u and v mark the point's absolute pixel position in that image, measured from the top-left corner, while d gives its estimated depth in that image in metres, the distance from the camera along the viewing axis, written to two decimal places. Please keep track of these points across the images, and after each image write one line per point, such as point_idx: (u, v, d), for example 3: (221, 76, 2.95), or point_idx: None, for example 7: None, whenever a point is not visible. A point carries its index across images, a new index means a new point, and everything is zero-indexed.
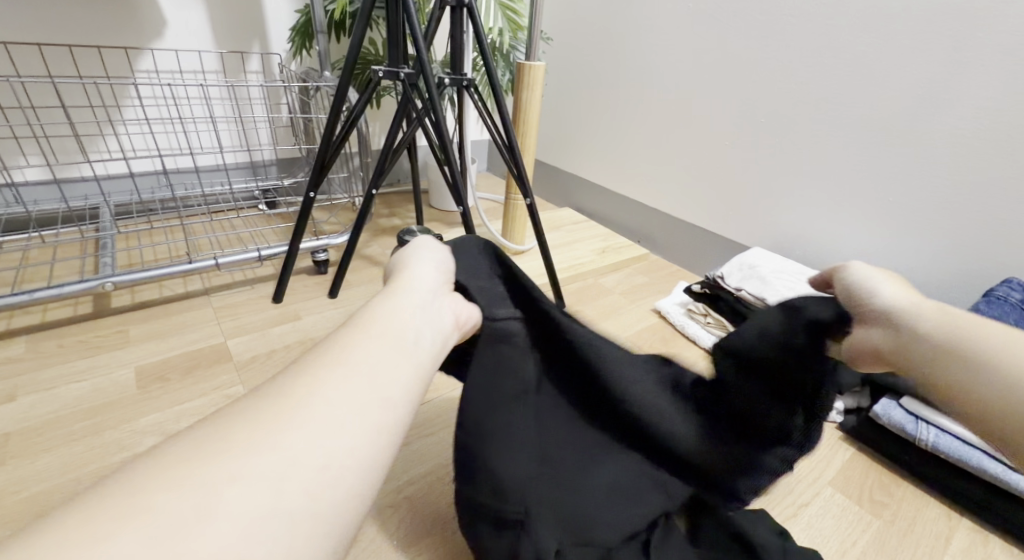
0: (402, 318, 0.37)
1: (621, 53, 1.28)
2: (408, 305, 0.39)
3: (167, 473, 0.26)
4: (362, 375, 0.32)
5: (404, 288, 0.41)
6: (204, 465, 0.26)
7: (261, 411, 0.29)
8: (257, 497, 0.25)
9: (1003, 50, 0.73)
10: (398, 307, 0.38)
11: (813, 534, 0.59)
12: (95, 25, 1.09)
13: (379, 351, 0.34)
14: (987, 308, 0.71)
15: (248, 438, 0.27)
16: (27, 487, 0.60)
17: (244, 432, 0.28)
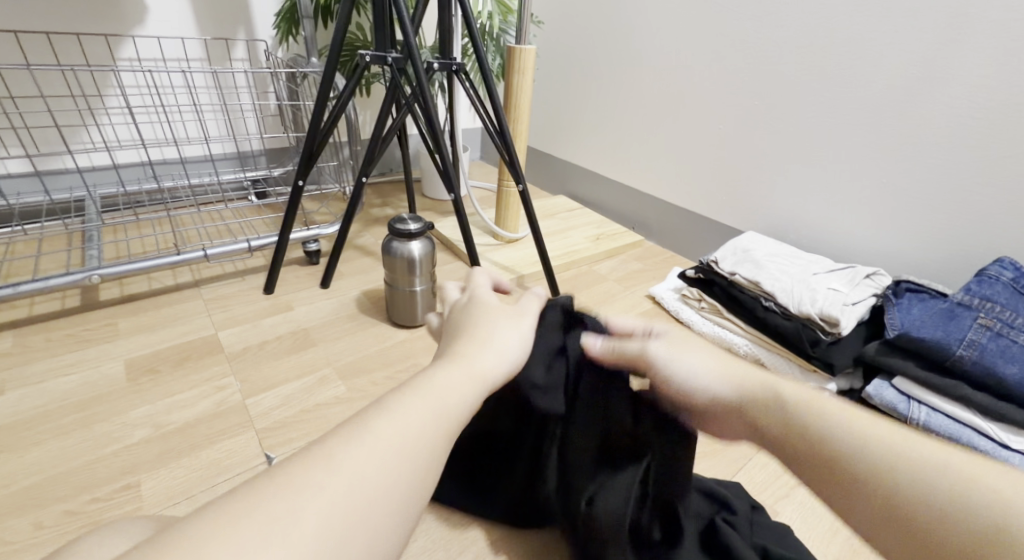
0: (484, 357, 0.40)
1: (613, 34, 1.26)
2: (487, 365, 0.39)
3: (249, 520, 0.26)
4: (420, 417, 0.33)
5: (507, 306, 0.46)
6: (290, 504, 0.27)
7: (398, 407, 0.33)
8: (367, 490, 0.29)
9: (996, 25, 0.73)
10: (484, 347, 0.40)
11: (806, 514, 0.60)
12: (73, 11, 1.06)
13: (455, 398, 0.36)
14: (977, 288, 0.72)
15: (327, 478, 0.28)
16: (15, 481, 0.59)
17: (313, 472, 0.28)
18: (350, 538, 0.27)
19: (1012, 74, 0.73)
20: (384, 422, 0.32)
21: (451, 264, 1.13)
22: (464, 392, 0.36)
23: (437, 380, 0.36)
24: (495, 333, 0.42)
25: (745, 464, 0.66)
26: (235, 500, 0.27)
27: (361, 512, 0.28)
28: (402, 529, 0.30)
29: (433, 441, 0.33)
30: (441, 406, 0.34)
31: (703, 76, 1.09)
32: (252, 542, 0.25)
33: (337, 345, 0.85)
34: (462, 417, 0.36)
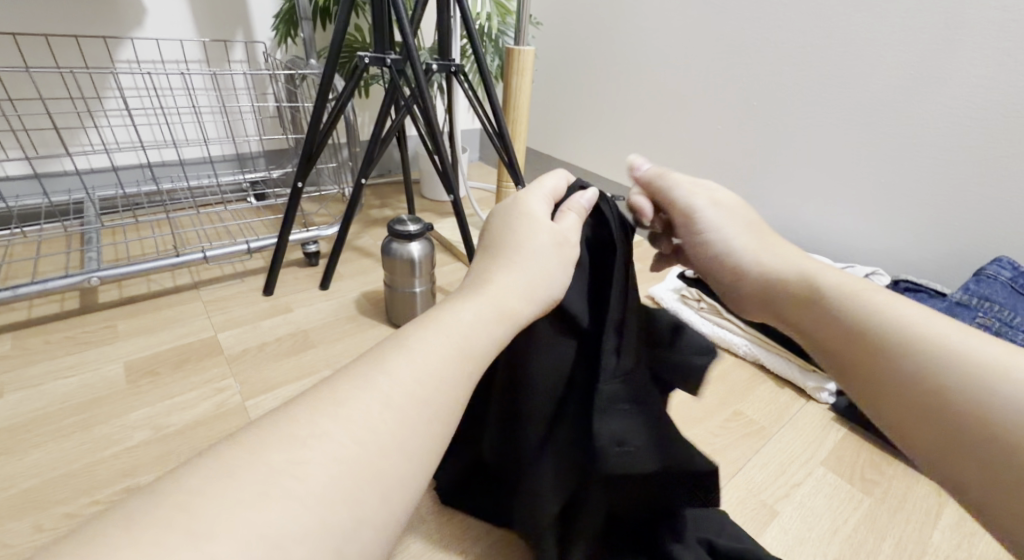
0: (510, 285, 0.39)
1: (612, 36, 1.26)
2: (517, 297, 0.38)
3: (256, 456, 0.26)
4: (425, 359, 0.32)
5: (528, 216, 0.43)
6: (298, 443, 0.27)
7: (413, 346, 0.33)
8: (367, 437, 0.28)
9: (992, 26, 0.73)
10: (515, 275, 0.39)
11: (805, 513, 0.60)
12: (71, 14, 1.06)
13: (478, 336, 0.35)
14: (975, 288, 0.73)
15: (335, 422, 0.28)
16: (15, 483, 0.59)
17: (319, 413, 0.28)
18: (360, 477, 0.27)
19: (1009, 74, 0.73)
20: (396, 364, 0.31)
21: (450, 265, 1.13)
22: (480, 335, 0.35)
23: (453, 317, 0.35)
24: (531, 260, 0.40)
25: (744, 464, 0.66)
26: (245, 438, 0.27)
27: (370, 451, 0.28)
28: (417, 466, 0.30)
29: (444, 383, 0.32)
30: (457, 345, 0.34)
31: (701, 77, 1.09)
32: (258, 478, 0.25)
33: (336, 346, 0.85)
34: (484, 357, 0.35)
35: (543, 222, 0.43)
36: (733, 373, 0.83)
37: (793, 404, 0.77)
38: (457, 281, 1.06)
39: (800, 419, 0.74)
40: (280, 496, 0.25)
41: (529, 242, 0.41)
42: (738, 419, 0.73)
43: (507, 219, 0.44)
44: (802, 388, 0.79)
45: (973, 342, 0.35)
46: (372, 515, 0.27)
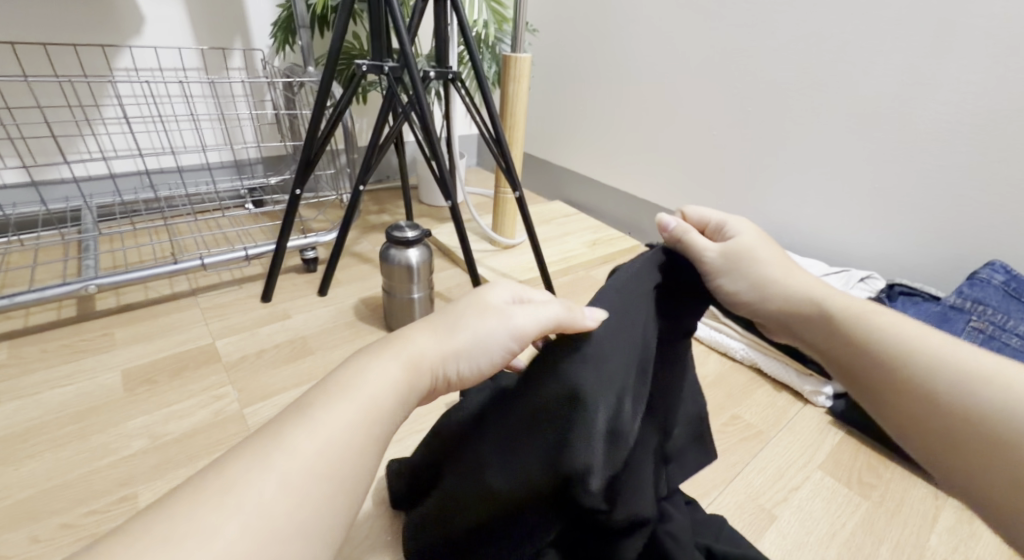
0: (428, 348, 0.40)
1: (607, 42, 1.27)
2: (429, 351, 0.39)
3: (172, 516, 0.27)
4: (324, 428, 0.32)
5: (478, 299, 0.44)
6: (210, 501, 0.27)
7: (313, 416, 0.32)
8: (263, 513, 0.27)
9: (983, 34, 0.74)
10: (437, 337, 0.41)
11: (803, 517, 0.60)
12: (69, 22, 1.06)
13: (384, 398, 0.35)
14: (969, 291, 0.73)
15: (225, 504, 0.27)
16: (11, 493, 0.59)
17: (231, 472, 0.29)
18: (273, 527, 0.27)
19: (1000, 80, 0.74)
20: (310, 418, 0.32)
21: (449, 271, 1.13)
22: (393, 390, 0.36)
23: (366, 380, 0.35)
24: (459, 338, 0.41)
25: (742, 468, 0.66)
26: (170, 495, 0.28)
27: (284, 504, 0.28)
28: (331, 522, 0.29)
29: (363, 437, 0.33)
30: (370, 404, 0.34)
31: (697, 83, 1.10)
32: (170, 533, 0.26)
33: (335, 352, 0.85)
34: (394, 408, 0.35)
35: (489, 309, 0.43)
36: (730, 377, 0.83)
37: (790, 408, 0.77)
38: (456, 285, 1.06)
39: (798, 423, 0.74)
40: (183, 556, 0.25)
41: (460, 315, 0.43)
42: (736, 423, 0.73)
43: (463, 299, 0.45)
44: (799, 392, 0.80)
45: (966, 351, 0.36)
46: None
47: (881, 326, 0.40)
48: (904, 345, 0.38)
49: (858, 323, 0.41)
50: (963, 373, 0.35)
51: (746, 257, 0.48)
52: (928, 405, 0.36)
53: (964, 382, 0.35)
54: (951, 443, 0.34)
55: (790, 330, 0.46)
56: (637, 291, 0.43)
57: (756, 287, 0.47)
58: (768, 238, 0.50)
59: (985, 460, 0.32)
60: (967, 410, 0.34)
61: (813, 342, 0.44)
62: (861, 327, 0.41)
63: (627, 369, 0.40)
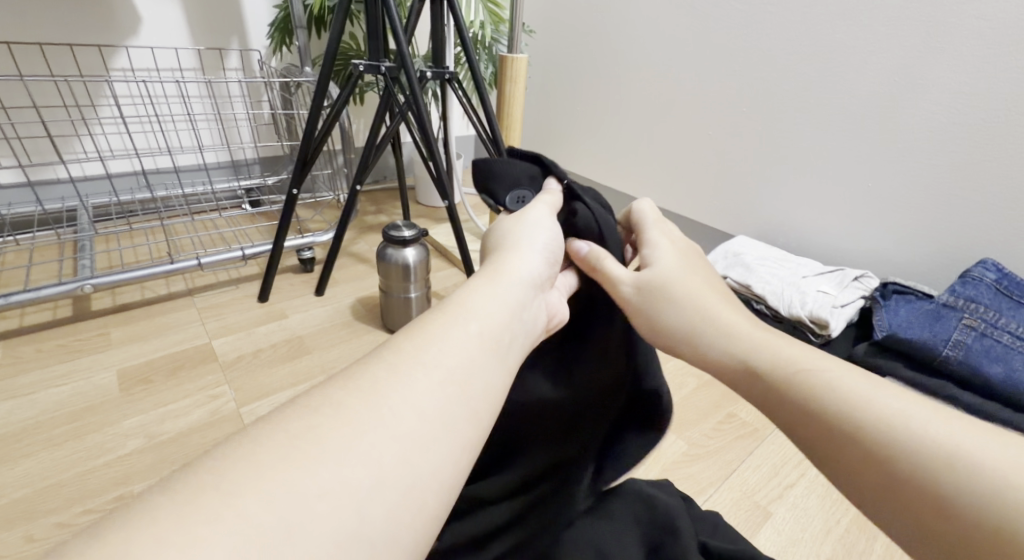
0: (486, 304, 0.36)
1: (603, 43, 1.27)
2: (515, 269, 0.39)
3: (247, 469, 0.24)
4: (360, 391, 0.29)
5: (514, 245, 0.41)
6: (284, 467, 0.25)
7: (353, 380, 0.30)
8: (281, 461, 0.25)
9: (974, 36, 0.75)
10: (493, 295, 0.37)
11: (798, 514, 0.61)
12: (64, 21, 1.06)
13: (495, 327, 0.35)
14: (962, 289, 0.74)
15: (244, 457, 0.25)
16: (5, 493, 0.59)
17: (314, 423, 0.27)
18: (353, 504, 0.25)
19: (992, 81, 0.75)
20: (402, 377, 0.30)
21: (446, 271, 1.13)
22: (488, 337, 0.34)
23: (472, 301, 0.36)
24: (511, 290, 0.37)
25: (738, 466, 0.67)
26: (239, 444, 0.26)
27: (364, 478, 0.26)
28: (419, 502, 0.27)
29: (455, 408, 0.30)
30: (468, 371, 0.31)
31: (692, 83, 1.11)
32: (248, 488, 0.23)
33: (331, 352, 0.85)
34: (501, 328, 0.35)
35: (526, 254, 0.41)
36: None
37: None
38: (452, 286, 1.06)
39: None
40: (261, 521, 0.23)
41: (522, 234, 0.42)
42: (731, 422, 0.74)
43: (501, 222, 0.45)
44: None
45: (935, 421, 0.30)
46: (365, 542, 0.25)
47: (842, 395, 0.32)
48: (875, 422, 0.31)
49: (821, 389, 0.33)
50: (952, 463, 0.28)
51: (665, 289, 0.41)
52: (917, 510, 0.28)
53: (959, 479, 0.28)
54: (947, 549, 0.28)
55: (732, 389, 0.38)
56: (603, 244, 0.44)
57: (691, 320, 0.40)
58: (688, 263, 0.44)
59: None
60: (960, 522, 0.27)
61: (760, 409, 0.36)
62: (820, 399, 0.33)
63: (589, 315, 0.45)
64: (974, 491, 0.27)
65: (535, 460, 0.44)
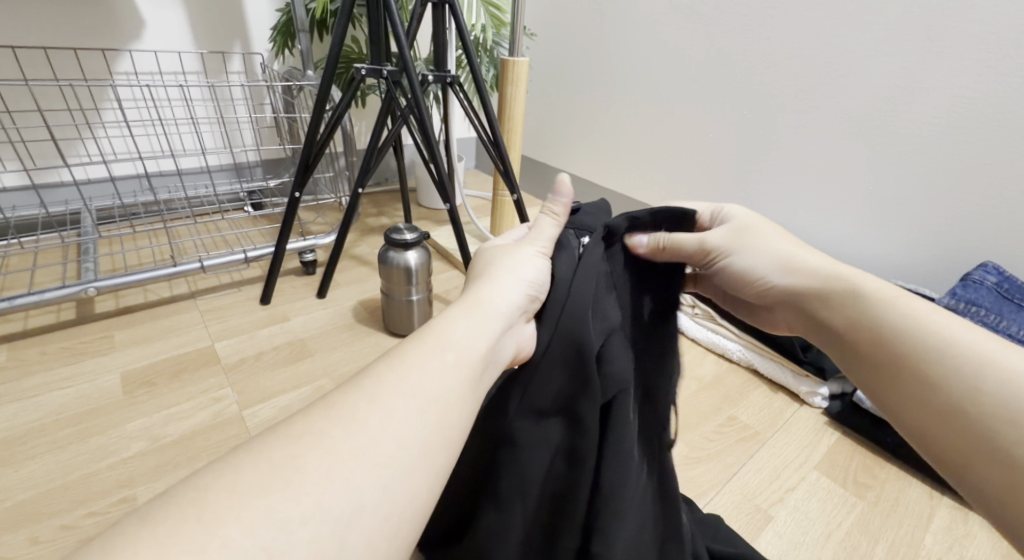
0: (459, 333, 0.35)
1: (605, 46, 1.28)
2: (493, 294, 0.38)
3: (232, 500, 0.25)
4: (344, 413, 0.29)
5: (494, 271, 0.40)
6: (267, 494, 0.25)
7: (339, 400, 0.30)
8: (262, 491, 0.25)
9: (975, 39, 0.75)
10: (466, 324, 0.35)
11: (799, 518, 0.61)
12: (68, 25, 1.07)
13: (471, 353, 0.34)
14: (963, 292, 0.73)
15: (229, 487, 0.25)
16: (11, 495, 0.59)
17: (297, 451, 0.27)
18: (332, 534, 0.25)
19: (992, 85, 0.75)
20: (385, 401, 0.30)
21: (447, 273, 1.14)
22: (465, 359, 0.33)
23: (446, 331, 0.35)
24: (486, 318, 0.36)
25: (739, 469, 0.67)
26: (228, 468, 0.26)
27: (344, 507, 0.26)
28: (398, 526, 0.27)
29: (438, 429, 0.30)
30: (448, 394, 0.31)
31: (693, 86, 1.11)
32: (230, 523, 0.24)
33: (333, 355, 0.85)
34: (477, 351, 0.34)
35: (503, 279, 0.39)
36: (727, 379, 0.83)
37: (787, 409, 0.77)
38: (454, 288, 1.07)
39: (794, 424, 0.75)
40: (243, 555, 0.23)
41: (516, 253, 0.42)
42: (732, 425, 0.74)
43: (496, 243, 0.45)
44: (795, 393, 0.80)
45: (975, 340, 0.35)
46: None
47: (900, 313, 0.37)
48: (918, 331, 0.36)
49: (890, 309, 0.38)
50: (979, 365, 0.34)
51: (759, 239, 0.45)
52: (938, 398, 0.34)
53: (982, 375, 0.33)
54: (956, 446, 0.34)
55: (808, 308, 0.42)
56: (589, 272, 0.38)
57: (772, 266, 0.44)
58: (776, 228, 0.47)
59: (979, 469, 0.32)
60: (984, 422, 0.32)
61: (825, 319, 0.41)
62: (874, 312, 0.38)
63: (566, 357, 0.38)
64: (992, 406, 0.32)
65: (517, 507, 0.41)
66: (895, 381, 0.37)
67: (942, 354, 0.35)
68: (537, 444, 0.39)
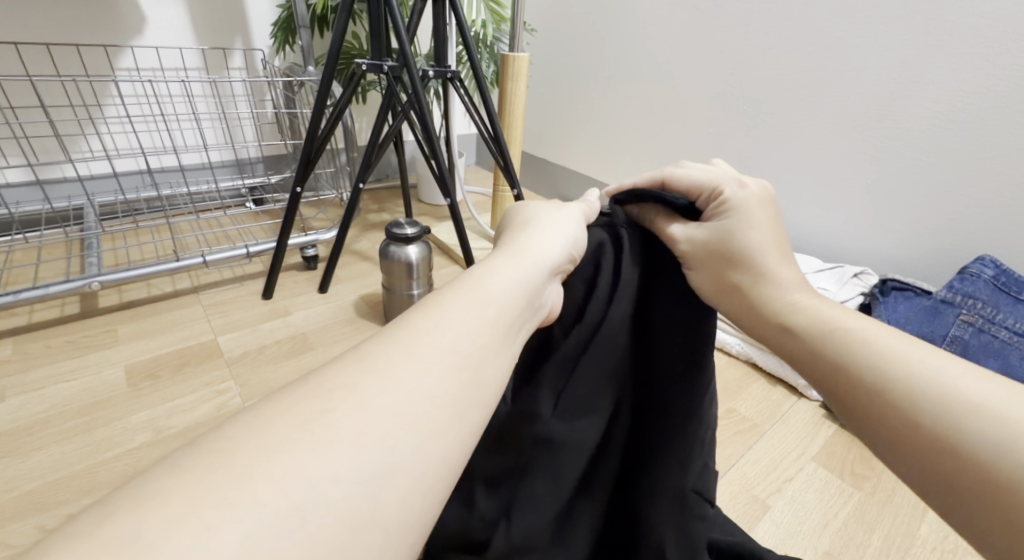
0: (496, 284, 0.36)
1: (605, 42, 1.27)
2: (530, 253, 0.39)
3: (260, 453, 0.25)
4: (369, 372, 0.29)
5: (531, 230, 0.42)
6: (294, 448, 0.25)
7: (361, 360, 0.30)
8: (289, 442, 0.25)
9: (973, 34, 0.75)
10: (503, 275, 0.37)
11: (796, 507, 0.61)
12: (69, 21, 1.07)
13: (504, 306, 0.35)
14: (960, 285, 0.75)
15: (256, 440, 0.25)
16: (17, 485, 0.60)
17: (323, 407, 0.27)
18: (364, 487, 0.25)
19: (991, 79, 0.75)
20: (415, 361, 0.30)
21: (448, 268, 1.14)
22: (500, 316, 0.34)
23: (484, 282, 0.36)
24: (522, 271, 0.38)
25: (737, 460, 0.67)
26: (251, 424, 0.26)
27: (375, 464, 0.26)
28: (431, 484, 0.27)
29: (464, 390, 0.31)
30: (474, 355, 0.32)
31: (693, 82, 1.11)
32: (260, 472, 0.24)
33: (335, 348, 0.86)
34: (516, 306, 0.36)
35: (539, 239, 0.40)
36: (726, 372, 0.84)
37: (785, 402, 0.78)
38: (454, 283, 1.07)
39: (792, 416, 0.75)
40: (275, 508, 0.23)
41: (554, 216, 0.43)
42: (731, 417, 0.74)
43: (530, 208, 0.46)
44: (794, 386, 0.80)
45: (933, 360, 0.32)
46: (375, 525, 0.25)
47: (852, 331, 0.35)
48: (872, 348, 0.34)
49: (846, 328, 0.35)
50: (933, 380, 0.31)
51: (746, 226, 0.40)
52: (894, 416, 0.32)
53: (941, 391, 0.31)
54: (923, 462, 0.30)
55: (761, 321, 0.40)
56: (630, 276, 0.40)
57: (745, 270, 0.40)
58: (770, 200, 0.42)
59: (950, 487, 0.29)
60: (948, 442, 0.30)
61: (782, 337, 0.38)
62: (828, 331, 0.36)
63: (605, 359, 0.39)
64: (959, 425, 0.29)
65: (538, 498, 0.40)
66: (848, 396, 0.34)
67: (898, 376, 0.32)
68: (563, 447, 0.39)
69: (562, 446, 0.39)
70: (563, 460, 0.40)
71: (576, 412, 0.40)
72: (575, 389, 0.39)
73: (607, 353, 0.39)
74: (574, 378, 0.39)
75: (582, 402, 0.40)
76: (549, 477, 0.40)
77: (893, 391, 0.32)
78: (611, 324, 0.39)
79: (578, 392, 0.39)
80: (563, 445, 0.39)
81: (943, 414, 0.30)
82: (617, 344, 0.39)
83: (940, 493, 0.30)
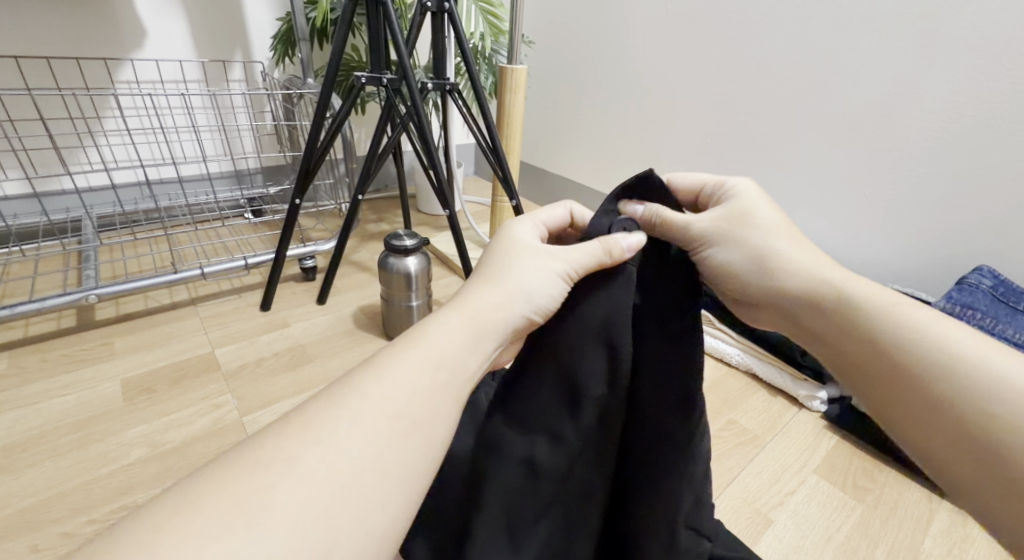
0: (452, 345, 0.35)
1: (601, 56, 1.29)
2: (491, 306, 0.37)
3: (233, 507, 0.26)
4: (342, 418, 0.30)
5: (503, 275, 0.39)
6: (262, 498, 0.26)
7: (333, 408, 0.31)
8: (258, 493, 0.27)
9: (967, 46, 0.76)
10: (459, 336, 0.35)
11: (798, 521, 0.61)
12: (72, 36, 1.08)
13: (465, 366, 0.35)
14: (958, 296, 0.74)
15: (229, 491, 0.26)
16: (11, 503, 0.59)
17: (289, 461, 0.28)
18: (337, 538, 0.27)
19: (984, 90, 0.76)
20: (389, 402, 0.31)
21: (446, 279, 1.14)
22: (453, 379, 0.34)
23: (440, 341, 0.34)
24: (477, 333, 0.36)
25: (739, 473, 0.67)
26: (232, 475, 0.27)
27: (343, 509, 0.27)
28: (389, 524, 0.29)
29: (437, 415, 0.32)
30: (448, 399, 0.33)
31: (689, 93, 1.12)
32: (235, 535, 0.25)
33: (334, 361, 0.85)
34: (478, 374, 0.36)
35: (503, 290, 0.38)
36: (726, 383, 0.84)
37: (786, 413, 0.77)
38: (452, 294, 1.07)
39: (793, 428, 0.75)
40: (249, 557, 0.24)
41: (517, 262, 0.40)
42: (732, 428, 0.74)
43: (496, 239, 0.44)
44: (794, 397, 0.80)
45: (981, 348, 0.34)
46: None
47: (894, 315, 0.36)
48: (919, 341, 0.35)
49: (889, 321, 0.36)
50: (979, 370, 0.33)
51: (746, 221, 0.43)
52: (948, 413, 0.33)
53: (987, 384, 0.32)
54: (959, 458, 0.33)
55: (798, 315, 0.42)
56: (603, 297, 0.39)
57: (750, 257, 0.43)
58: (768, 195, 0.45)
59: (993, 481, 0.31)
60: (992, 437, 0.31)
61: (818, 329, 0.40)
62: (871, 325, 0.37)
63: (584, 385, 0.38)
64: (1002, 423, 0.31)
65: (516, 537, 0.38)
66: (891, 390, 0.36)
67: (945, 363, 0.34)
68: (538, 488, 0.38)
69: (541, 477, 0.38)
70: (542, 489, 0.38)
71: (552, 442, 0.38)
72: (556, 418, 0.38)
73: (585, 381, 0.38)
74: (551, 404, 0.38)
75: (560, 430, 0.38)
76: (527, 510, 0.38)
77: (938, 385, 0.34)
78: (588, 349, 0.38)
79: (557, 419, 0.38)
80: (542, 476, 0.38)
81: (985, 409, 0.32)
82: (594, 369, 0.38)
83: (976, 484, 0.32)
